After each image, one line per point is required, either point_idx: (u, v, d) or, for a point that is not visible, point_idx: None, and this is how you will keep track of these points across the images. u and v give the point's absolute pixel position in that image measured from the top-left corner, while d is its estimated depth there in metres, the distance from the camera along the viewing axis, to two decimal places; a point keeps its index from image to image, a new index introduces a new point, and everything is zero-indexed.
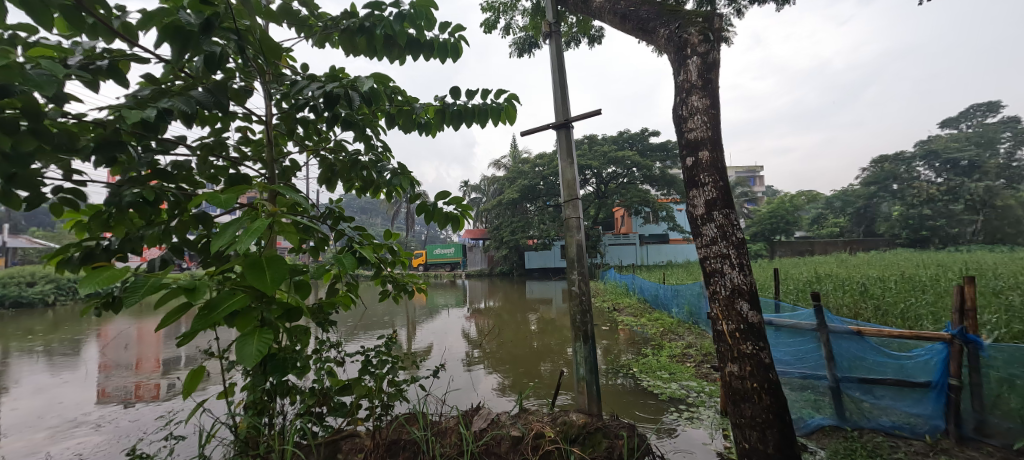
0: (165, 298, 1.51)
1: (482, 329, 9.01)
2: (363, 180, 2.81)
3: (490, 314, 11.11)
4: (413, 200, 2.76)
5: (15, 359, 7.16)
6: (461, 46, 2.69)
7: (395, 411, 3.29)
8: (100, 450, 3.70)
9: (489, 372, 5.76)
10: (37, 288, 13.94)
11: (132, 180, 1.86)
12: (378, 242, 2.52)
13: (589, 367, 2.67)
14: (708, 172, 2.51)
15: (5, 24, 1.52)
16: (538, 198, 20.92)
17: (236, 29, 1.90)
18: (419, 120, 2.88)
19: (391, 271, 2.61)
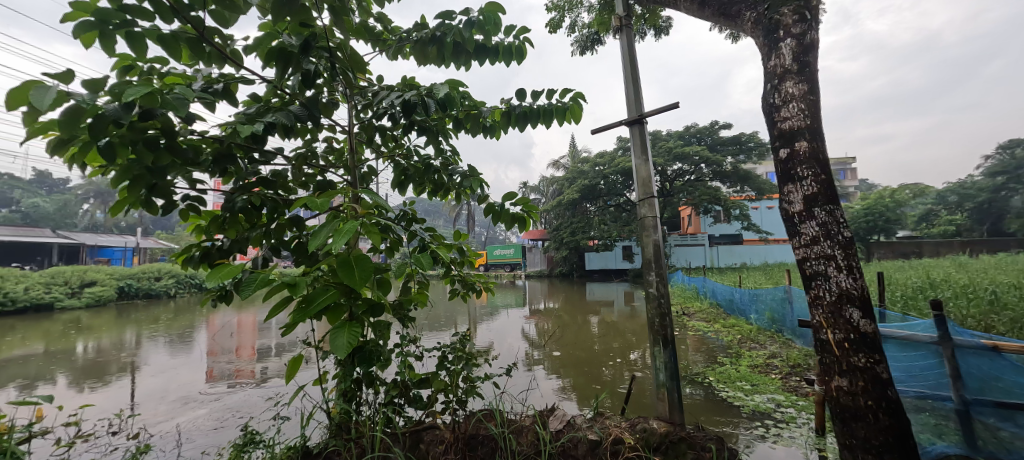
0: (272, 293, 1.69)
1: (543, 330, 8.98)
2: (434, 183, 2.92)
3: (550, 315, 11.06)
4: (480, 201, 2.83)
5: (143, 342, 8.41)
6: (526, 48, 2.70)
7: (470, 407, 3.41)
8: (211, 423, 4.24)
9: (551, 374, 5.72)
10: (162, 282, 16.34)
11: (241, 188, 2.12)
12: (450, 242, 2.61)
13: (670, 373, 2.55)
14: (806, 164, 2.29)
15: (145, 58, 1.79)
16: (598, 198, 20.32)
17: (329, 48, 2.08)
18: (486, 123, 2.92)
19: (459, 270, 2.69)
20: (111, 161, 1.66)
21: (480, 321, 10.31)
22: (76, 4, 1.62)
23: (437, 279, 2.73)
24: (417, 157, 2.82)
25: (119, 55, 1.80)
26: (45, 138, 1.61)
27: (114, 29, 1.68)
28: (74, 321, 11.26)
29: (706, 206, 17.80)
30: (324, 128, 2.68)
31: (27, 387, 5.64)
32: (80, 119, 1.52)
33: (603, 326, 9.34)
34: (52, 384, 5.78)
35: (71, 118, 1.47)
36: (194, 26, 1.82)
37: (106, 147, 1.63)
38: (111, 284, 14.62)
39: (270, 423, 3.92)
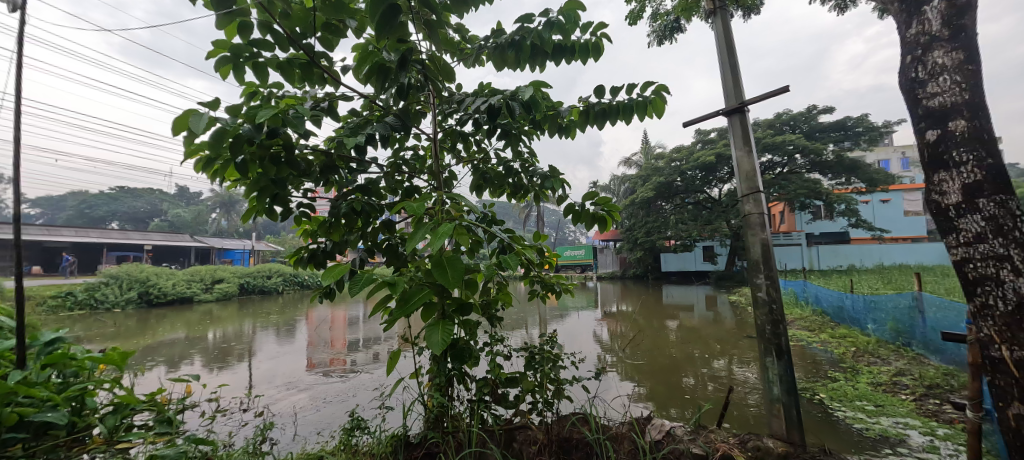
0: (375, 291, 1.82)
1: (617, 333, 8.67)
2: (513, 185, 2.93)
3: (624, 318, 10.66)
4: (558, 202, 2.77)
5: (257, 332, 9.60)
6: (604, 44, 2.63)
7: (559, 409, 3.40)
8: (316, 405, 4.71)
9: (626, 378, 5.50)
10: (272, 280, 18.62)
11: (344, 194, 2.32)
12: (529, 243, 2.58)
13: (786, 387, 2.31)
14: (965, 147, 1.94)
15: (266, 84, 2.04)
16: (675, 196, 19.15)
17: (421, 60, 2.20)
18: (560, 123, 2.85)
19: (538, 272, 2.64)
20: (244, 175, 1.91)
21: (552, 322, 10.25)
22: (216, 42, 1.89)
23: (517, 281, 2.73)
24: (498, 160, 2.86)
25: (246, 83, 2.06)
26: (194, 158, 1.91)
27: (244, 60, 1.92)
28: (206, 312, 13.23)
29: (802, 201, 16.03)
30: (412, 136, 2.84)
31: (175, 367, 6.70)
32: (223, 140, 1.76)
33: (682, 331, 8.79)
34: (191, 365, 6.81)
35: (217, 139, 1.72)
36: (306, 51, 2.03)
37: (241, 163, 1.87)
38: (233, 281, 16.96)
39: (375, 411, 4.27)
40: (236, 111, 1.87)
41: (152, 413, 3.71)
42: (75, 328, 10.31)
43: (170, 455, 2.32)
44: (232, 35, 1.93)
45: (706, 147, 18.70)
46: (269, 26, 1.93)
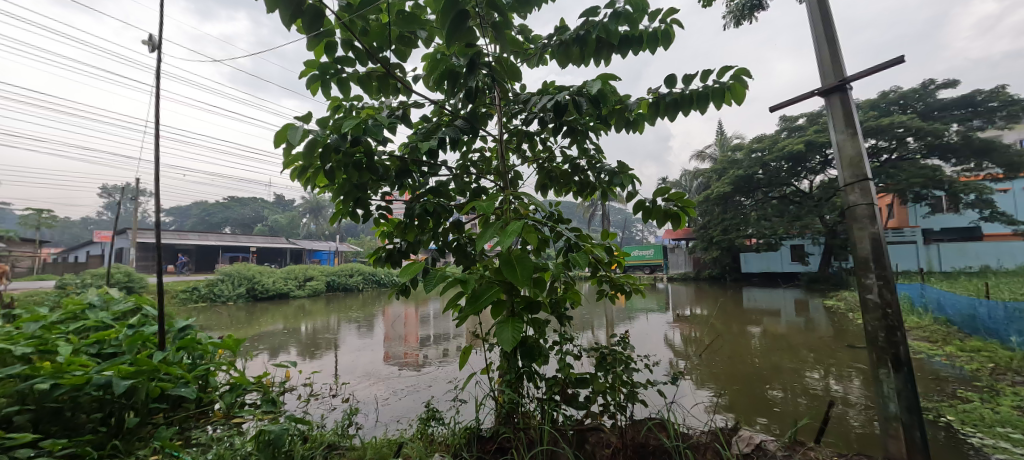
0: (447, 288, 1.87)
1: (692, 337, 8.20)
2: (578, 184, 2.81)
3: (700, 322, 10.05)
4: (627, 199, 2.39)
5: (341, 326, 10.42)
6: (675, 30, 2.48)
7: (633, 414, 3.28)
8: (394, 396, 5.00)
9: (704, 385, 5.18)
10: (354, 278, 20.11)
11: (418, 196, 2.42)
12: (597, 242, 2.46)
13: (905, 404, 2.03)
14: None
15: (349, 98, 2.20)
16: (757, 191, 17.68)
17: (488, 63, 2.24)
18: (628, 116, 2.56)
19: (607, 272, 2.51)
20: (331, 181, 2.07)
21: (619, 324, 9.91)
22: (306, 62, 2.07)
23: (585, 281, 2.65)
24: (564, 159, 2.79)
25: (331, 97, 2.24)
26: (290, 168, 2.12)
27: (330, 77, 2.09)
28: (299, 306, 14.63)
29: (915, 192, 13.95)
30: (479, 138, 2.89)
31: (274, 354, 7.49)
32: (313, 150, 1.92)
33: (767, 338, 8.08)
34: (287, 354, 7.57)
35: (309, 150, 1.90)
36: (383, 64, 2.16)
37: (329, 171, 2.03)
38: (321, 279, 18.59)
39: (449, 403, 4.44)
40: (324, 123, 2.03)
41: (258, 393, 4.18)
42: (197, 318, 11.95)
43: (273, 432, 2.60)
44: (320, 55, 2.10)
45: (793, 135, 16.96)
46: (351, 43, 2.08)
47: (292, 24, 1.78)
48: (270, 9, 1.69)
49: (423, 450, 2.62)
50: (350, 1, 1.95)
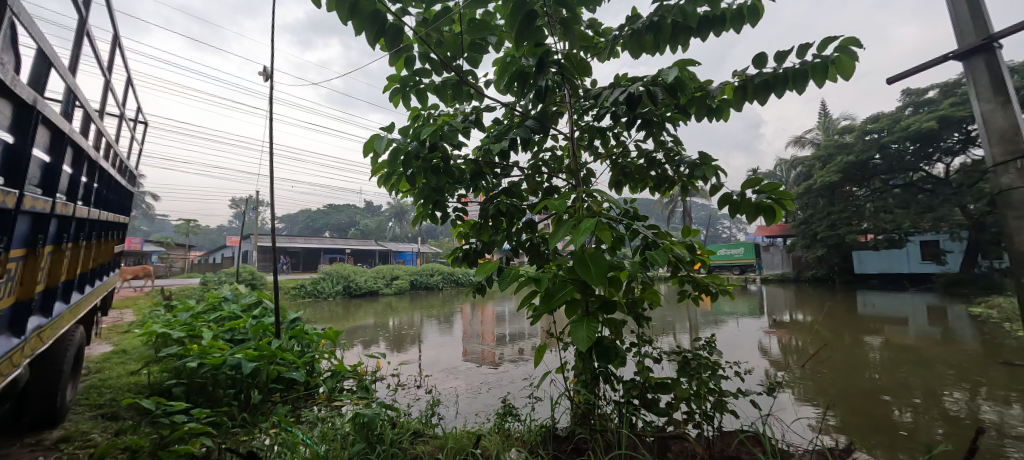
0: (521, 287, 1.87)
1: (791, 345, 7.42)
2: (655, 180, 2.64)
3: (801, 329, 9.05)
4: (712, 193, 2.20)
5: (424, 323, 11.02)
6: (763, 4, 2.23)
7: (725, 424, 3.05)
8: (474, 390, 5.15)
9: (808, 399, 4.66)
10: (435, 278, 21.16)
11: (491, 197, 2.46)
12: (677, 240, 2.29)
13: None
14: None
15: (426, 106, 2.30)
16: (871, 179, 15.52)
17: (558, 61, 2.20)
18: (710, 104, 2.32)
19: (689, 271, 2.34)
20: (412, 186, 2.18)
21: (705, 328, 9.25)
22: (388, 77, 2.20)
23: (665, 281, 2.49)
24: (639, 153, 2.64)
25: (411, 108, 2.36)
26: (375, 175, 2.27)
27: (409, 89, 2.20)
28: (386, 303, 15.74)
29: None
30: (550, 137, 2.86)
31: (366, 347, 8.14)
32: (397, 157, 2.04)
33: (888, 349, 7.04)
34: (377, 346, 8.18)
35: (393, 158, 2.02)
36: (456, 72, 2.22)
37: (411, 176, 2.15)
38: (405, 278, 19.80)
39: (526, 401, 4.49)
40: (405, 132, 2.15)
41: (354, 381, 4.57)
42: (303, 311, 13.41)
43: (366, 417, 2.83)
44: (400, 69, 2.22)
45: (920, 112, 14.55)
46: (427, 55, 2.17)
47: (376, 43, 1.89)
48: (357, 31, 1.81)
49: (501, 444, 2.68)
50: (425, 15, 2.03)
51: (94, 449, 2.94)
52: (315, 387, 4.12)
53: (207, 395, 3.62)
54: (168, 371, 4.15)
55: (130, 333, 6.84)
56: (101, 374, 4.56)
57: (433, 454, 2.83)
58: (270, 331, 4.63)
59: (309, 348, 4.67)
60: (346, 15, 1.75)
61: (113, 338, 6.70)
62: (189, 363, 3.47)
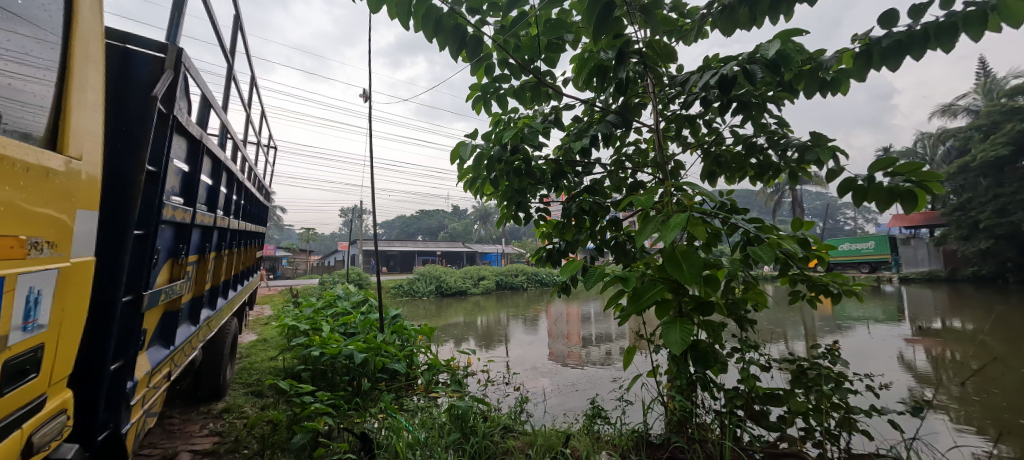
0: (606, 287, 1.79)
1: (944, 357, 6.20)
2: (757, 169, 2.37)
3: (957, 339, 7.53)
4: (829, 180, 1.89)
5: (512, 322, 11.26)
6: None
7: (857, 446, 2.64)
8: (563, 390, 5.10)
9: (970, 423, 3.85)
10: (521, 278, 21.51)
11: (574, 195, 2.40)
12: (786, 234, 2.01)
13: None
14: None
15: (506, 111, 2.32)
16: None
17: (640, 51, 2.07)
18: (823, 76, 1.99)
19: (802, 270, 2.05)
20: (495, 188, 2.22)
21: (824, 334, 8.12)
22: (470, 86, 2.26)
23: (772, 280, 2.22)
24: (735, 139, 2.39)
25: (492, 114, 2.39)
26: (462, 180, 2.36)
27: (490, 95, 2.24)
28: (475, 303, 16.38)
29: None
30: (634, 130, 2.72)
31: (459, 343, 8.53)
32: (481, 161, 2.09)
33: None
34: (468, 343, 8.53)
35: (478, 163, 2.07)
36: (534, 74, 2.21)
37: (494, 180, 2.18)
38: (492, 278, 20.42)
39: (615, 404, 4.35)
40: (487, 138, 2.20)
41: (449, 375, 4.81)
42: (403, 309, 14.53)
43: (461, 408, 2.96)
44: (481, 77, 2.27)
45: None
46: (506, 61, 2.18)
47: (459, 56, 1.93)
48: (441, 47, 1.86)
49: (592, 445, 2.62)
50: (503, 22, 2.05)
51: (247, 419, 3.45)
52: (414, 379, 4.43)
53: (327, 380, 4.08)
54: (297, 359, 4.76)
55: (268, 325, 8.00)
56: (249, 358, 5.39)
57: (523, 449, 2.85)
58: (375, 326, 5.08)
59: (408, 343, 5.02)
60: (431, 33, 1.82)
61: (256, 328, 7.88)
62: (313, 351, 3.95)
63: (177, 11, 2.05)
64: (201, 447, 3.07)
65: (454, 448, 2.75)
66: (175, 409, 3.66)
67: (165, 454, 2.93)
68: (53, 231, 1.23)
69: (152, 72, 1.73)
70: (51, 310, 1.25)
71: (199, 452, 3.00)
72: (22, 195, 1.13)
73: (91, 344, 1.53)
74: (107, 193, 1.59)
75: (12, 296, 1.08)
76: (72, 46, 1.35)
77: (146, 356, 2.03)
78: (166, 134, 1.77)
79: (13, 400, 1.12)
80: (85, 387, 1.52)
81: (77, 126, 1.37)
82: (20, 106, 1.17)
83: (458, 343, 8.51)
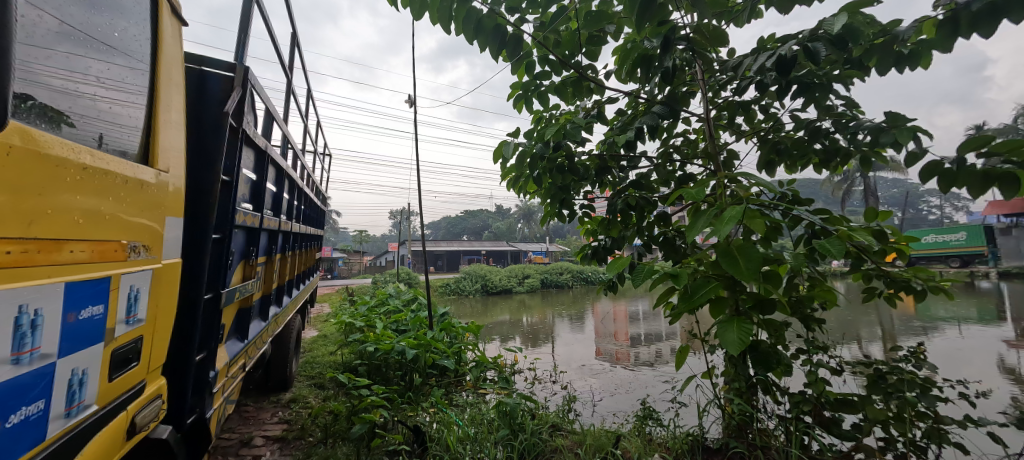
0: (655, 284, 1.71)
1: None
2: (821, 157, 2.17)
3: None
4: (910, 164, 1.69)
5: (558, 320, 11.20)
6: None
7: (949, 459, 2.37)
8: (612, 390, 4.99)
9: None
10: (566, 276, 21.35)
11: (619, 191, 2.32)
12: (857, 225, 1.83)
13: None
14: None
15: (547, 108, 2.29)
16: None
17: (687, 36, 1.96)
18: (899, 50, 1.74)
19: (878, 264, 1.85)
20: (538, 186, 2.20)
21: (904, 335, 7.39)
22: (511, 85, 2.25)
23: (842, 277, 2.03)
24: (796, 125, 2.21)
25: (533, 112, 2.37)
26: (504, 179, 2.36)
27: (531, 93, 2.22)
28: (520, 301, 16.46)
29: None
30: (682, 120, 2.59)
31: (505, 341, 8.61)
32: (524, 160, 2.08)
33: None
34: (514, 341, 8.58)
35: (520, 161, 2.05)
36: (575, 69, 2.16)
37: (537, 177, 2.16)
38: (536, 276, 20.45)
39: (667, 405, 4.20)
40: (530, 136, 2.18)
41: (496, 372, 4.86)
42: (450, 307, 14.89)
43: (509, 405, 2.97)
44: (522, 75, 2.25)
45: None
46: (547, 58, 2.15)
47: (499, 56, 1.92)
48: (481, 49, 1.86)
49: (644, 447, 2.53)
50: (542, 19, 2.02)
51: (311, 409, 3.66)
52: (463, 375, 4.50)
53: (382, 375, 4.24)
54: (353, 354, 4.99)
55: (326, 322, 8.47)
56: (312, 352, 5.72)
57: (572, 448, 2.81)
58: (424, 324, 5.23)
59: (456, 340, 5.12)
60: (471, 35, 1.83)
61: (316, 325, 8.38)
62: (368, 347, 4.12)
63: (242, 31, 2.21)
64: (272, 433, 3.29)
65: (503, 443, 2.76)
66: (249, 398, 3.94)
67: (241, 439, 3.16)
68: (148, 236, 1.36)
69: (224, 91, 1.86)
70: (147, 305, 1.38)
71: (270, 437, 3.21)
72: (123, 206, 1.25)
73: (179, 337, 1.68)
74: (189, 202, 1.73)
75: (115, 294, 1.20)
76: (158, 70, 1.47)
77: (225, 348, 2.20)
78: (238, 145, 1.90)
79: (118, 386, 1.25)
80: (175, 376, 1.67)
81: (164, 143, 1.50)
82: (120, 128, 1.29)
83: (505, 340, 8.70)
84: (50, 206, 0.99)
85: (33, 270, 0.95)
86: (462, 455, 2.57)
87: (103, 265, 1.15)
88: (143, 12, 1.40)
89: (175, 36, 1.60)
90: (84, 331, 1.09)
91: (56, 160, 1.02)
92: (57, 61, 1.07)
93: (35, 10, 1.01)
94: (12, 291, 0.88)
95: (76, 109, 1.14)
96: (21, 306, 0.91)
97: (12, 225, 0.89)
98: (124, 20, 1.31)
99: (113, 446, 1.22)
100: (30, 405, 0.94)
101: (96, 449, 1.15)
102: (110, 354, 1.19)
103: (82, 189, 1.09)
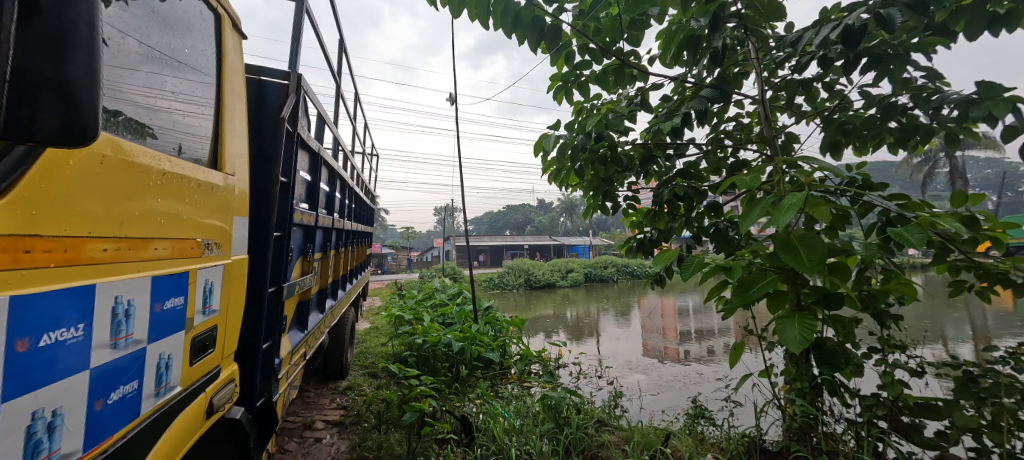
0: (705, 277, 1.61)
1: None
2: (897, 136, 1.96)
3: None
4: (1010, 140, 1.48)
5: (603, 314, 11.02)
6: None
7: None
8: (661, 387, 4.84)
9: None
10: (610, 270, 20.92)
11: (666, 181, 2.20)
12: (942, 211, 1.63)
13: None
14: None
15: (588, 98, 2.22)
16: None
17: (738, 13, 1.82)
18: (993, 10, 1.51)
19: (967, 255, 1.64)
20: (580, 178, 2.15)
21: (999, 335, 6.57)
22: (551, 76, 2.20)
23: (923, 269, 1.82)
24: (864, 103, 2.00)
25: (574, 103, 2.31)
26: (545, 171, 2.33)
27: (572, 84, 2.16)
28: (564, 295, 16.38)
29: None
30: (733, 103, 2.43)
31: (549, 335, 8.59)
32: (564, 152, 2.03)
33: None
34: (559, 335, 8.54)
35: (560, 153, 2.01)
36: (617, 57, 2.07)
37: (579, 169, 2.11)
38: (579, 271, 20.25)
39: (720, 404, 4.01)
40: (570, 128, 2.13)
41: (540, 365, 4.85)
42: (495, 300, 15.11)
43: (555, 398, 2.95)
44: (561, 66, 2.19)
45: None
46: (587, 46, 2.08)
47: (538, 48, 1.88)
48: (520, 42, 1.82)
49: (696, 446, 2.43)
50: (581, 7, 1.96)
51: (364, 396, 3.83)
52: (508, 368, 4.54)
53: (430, 366, 4.34)
54: (403, 345, 5.16)
55: (379, 315, 8.87)
56: (365, 343, 5.99)
57: (620, 445, 2.74)
58: (469, 317, 5.31)
59: (500, 334, 5.15)
60: (509, 29, 1.79)
61: (369, 318, 8.80)
62: (416, 339, 4.24)
63: (294, 39, 2.31)
64: (331, 417, 3.47)
65: (548, 437, 2.74)
66: (310, 384, 4.19)
67: (304, 422, 3.36)
68: (218, 234, 1.45)
69: (281, 98, 1.96)
70: (220, 297, 1.48)
71: (329, 422, 3.39)
72: (197, 208, 1.33)
73: (248, 327, 1.79)
74: (253, 203, 1.83)
75: (193, 287, 1.28)
76: (222, 81, 1.56)
77: (287, 338, 2.33)
78: (294, 148, 1.99)
79: (197, 370, 1.34)
80: (245, 363, 1.78)
81: (230, 149, 1.59)
82: (193, 137, 1.37)
83: (549, 334, 8.70)
84: (138, 208, 1.07)
85: (125, 266, 1.03)
86: (508, 447, 2.58)
87: (183, 261, 1.23)
88: (208, 28, 1.49)
89: (236, 48, 1.69)
90: (170, 320, 1.17)
91: (142, 167, 1.10)
92: (138, 78, 1.14)
93: (119, 33, 1.07)
94: (108, 285, 0.96)
95: (156, 121, 1.21)
96: (117, 297, 0.99)
97: (106, 226, 0.97)
98: (194, 38, 1.39)
99: (195, 423, 1.32)
100: (126, 385, 1.03)
101: (181, 426, 1.24)
102: (190, 341, 1.28)
103: (163, 193, 1.17)
